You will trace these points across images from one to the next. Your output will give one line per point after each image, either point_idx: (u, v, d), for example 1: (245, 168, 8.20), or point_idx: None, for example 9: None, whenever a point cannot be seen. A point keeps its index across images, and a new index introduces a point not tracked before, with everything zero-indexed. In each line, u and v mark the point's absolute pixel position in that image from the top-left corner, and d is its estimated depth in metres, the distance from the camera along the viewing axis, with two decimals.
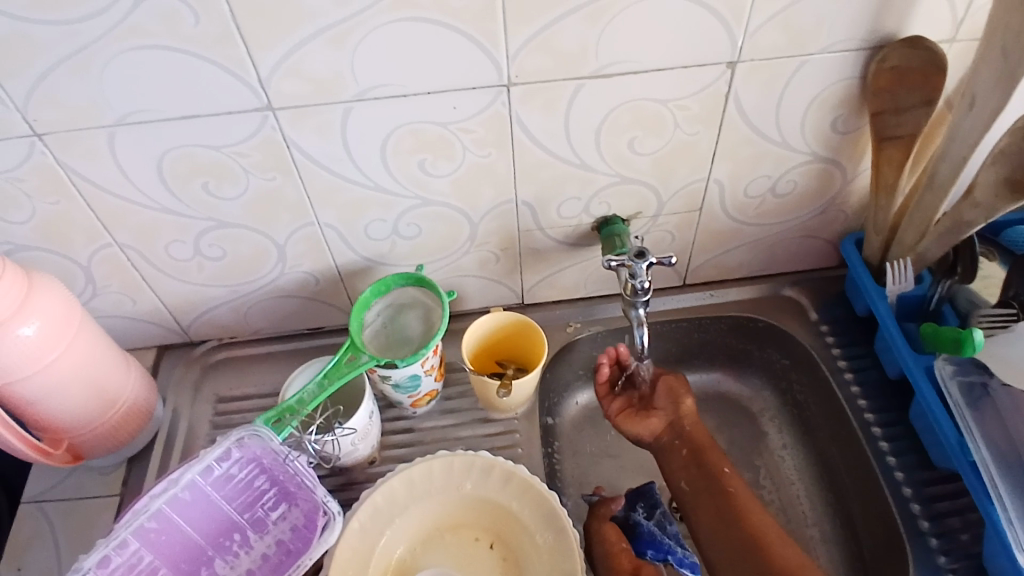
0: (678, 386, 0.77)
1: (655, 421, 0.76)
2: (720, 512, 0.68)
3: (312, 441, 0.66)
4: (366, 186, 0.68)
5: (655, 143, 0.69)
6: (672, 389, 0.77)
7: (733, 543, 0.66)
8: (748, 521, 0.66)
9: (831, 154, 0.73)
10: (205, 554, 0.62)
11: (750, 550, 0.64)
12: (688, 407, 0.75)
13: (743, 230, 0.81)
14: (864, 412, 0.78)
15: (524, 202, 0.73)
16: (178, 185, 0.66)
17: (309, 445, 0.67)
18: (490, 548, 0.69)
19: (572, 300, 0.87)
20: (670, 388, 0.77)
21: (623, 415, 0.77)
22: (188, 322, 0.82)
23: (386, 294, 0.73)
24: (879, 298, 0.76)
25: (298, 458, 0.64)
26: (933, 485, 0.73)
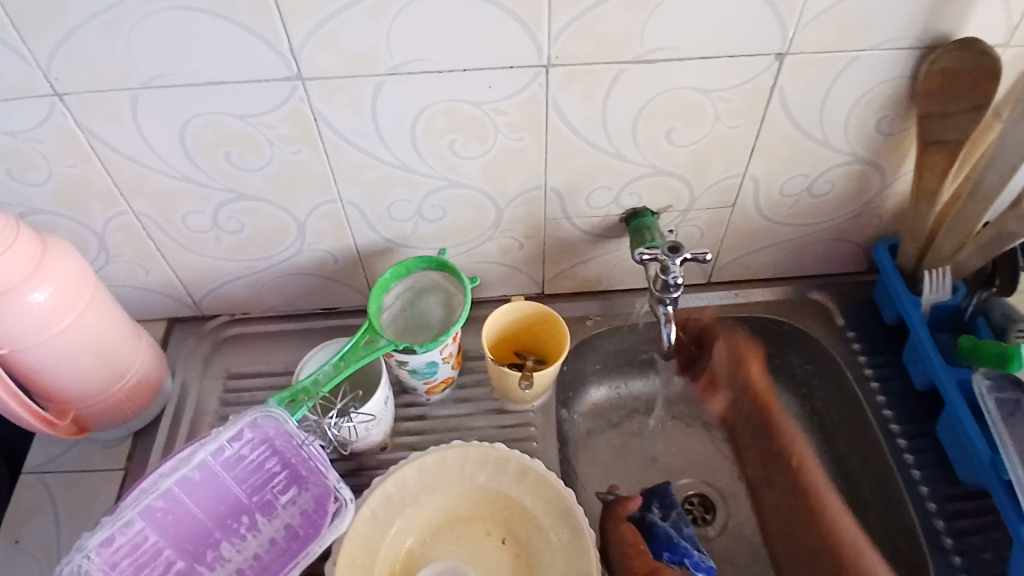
0: (749, 352, 0.84)
1: (720, 396, 0.87)
2: (772, 444, 0.81)
3: (331, 425, 0.65)
4: (393, 165, 0.66)
5: (692, 136, 0.67)
6: (740, 350, 0.84)
7: (797, 512, 0.77)
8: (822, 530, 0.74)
9: (872, 156, 0.71)
10: (211, 536, 0.60)
11: (798, 505, 0.78)
12: (755, 370, 0.84)
13: (774, 229, 0.78)
14: (890, 423, 0.76)
15: (554, 189, 0.70)
16: (200, 153, 0.64)
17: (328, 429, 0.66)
18: (502, 544, 0.67)
19: (593, 292, 0.85)
20: (741, 356, 0.84)
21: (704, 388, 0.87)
22: (201, 296, 0.80)
23: (406, 277, 0.71)
24: (912, 306, 0.75)
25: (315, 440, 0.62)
26: (957, 502, 0.71)
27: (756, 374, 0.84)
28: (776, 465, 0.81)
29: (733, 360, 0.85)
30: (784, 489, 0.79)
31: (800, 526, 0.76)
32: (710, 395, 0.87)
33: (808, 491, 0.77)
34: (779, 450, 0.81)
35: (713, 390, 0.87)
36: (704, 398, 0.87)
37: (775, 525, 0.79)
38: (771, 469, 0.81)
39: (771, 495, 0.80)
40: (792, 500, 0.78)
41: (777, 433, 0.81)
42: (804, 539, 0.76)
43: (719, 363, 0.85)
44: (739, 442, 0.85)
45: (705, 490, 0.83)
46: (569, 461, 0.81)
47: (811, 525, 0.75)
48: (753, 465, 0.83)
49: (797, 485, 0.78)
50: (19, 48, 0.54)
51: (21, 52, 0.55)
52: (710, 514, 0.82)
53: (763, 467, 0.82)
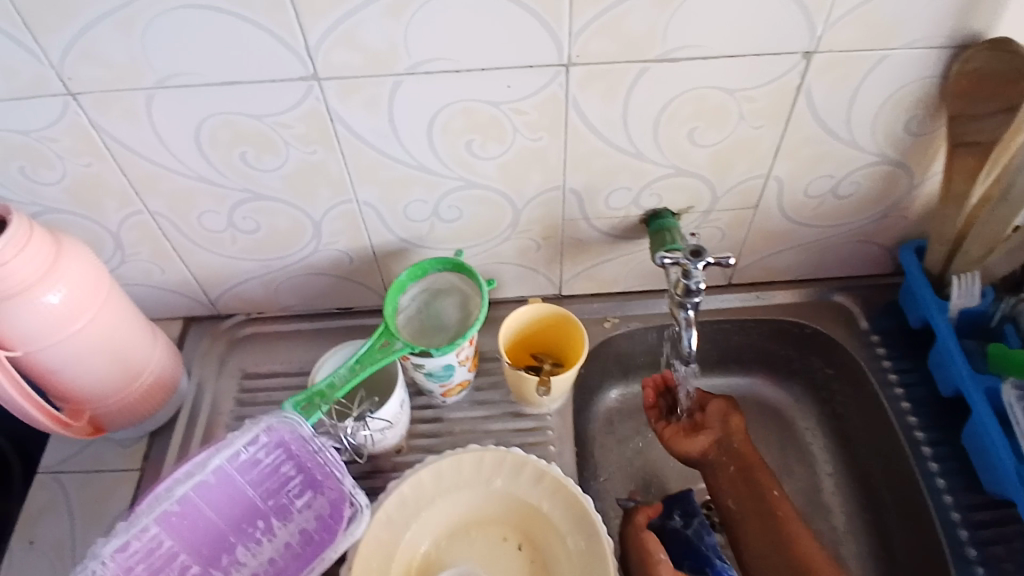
0: (731, 411, 0.75)
1: (702, 441, 0.74)
2: (752, 487, 0.72)
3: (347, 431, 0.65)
4: (410, 165, 0.65)
5: (715, 136, 0.65)
6: (723, 412, 0.75)
7: (774, 543, 0.69)
8: (799, 551, 0.67)
9: (899, 157, 0.69)
10: (226, 540, 0.59)
11: (773, 528, 0.69)
12: (734, 420, 0.75)
13: (797, 231, 0.77)
14: (914, 429, 0.75)
15: (572, 190, 0.69)
16: (215, 153, 0.63)
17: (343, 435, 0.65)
18: (519, 550, 0.66)
19: (611, 294, 0.83)
20: (728, 416, 0.75)
21: (675, 437, 0.75)
22: (216, 295, 0.79)
23: (422, 279, 0.70)
24: (938, 312, 0.73)
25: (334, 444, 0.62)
26: (981, 511, 0.69)
27: (739, 420, 0.75)
28: (756, 511, 0.71)
29: (719, 415, 0.75)
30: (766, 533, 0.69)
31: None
32: (690, 436, 0.74)
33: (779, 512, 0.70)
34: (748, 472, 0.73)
35: (693, 432, 0.75)
36: (681, 439, 0.74)
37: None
38: (756, 515, 0.71)
39: (749, 535, 0.70)
40: (777, 541, 0.69)
41: (760, 479, 0.72)
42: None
43: (695, 413, 0.76)
44: (713, 483, 0.74)
45: None
46: (585, 464, 0.80)
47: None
48: (737, 500, 0.72)
49: (765, 502, 0.71)
50: (33, 47, 0.54)
51: (35, 51, 0.54)
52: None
53: (744, 505, 0.72)
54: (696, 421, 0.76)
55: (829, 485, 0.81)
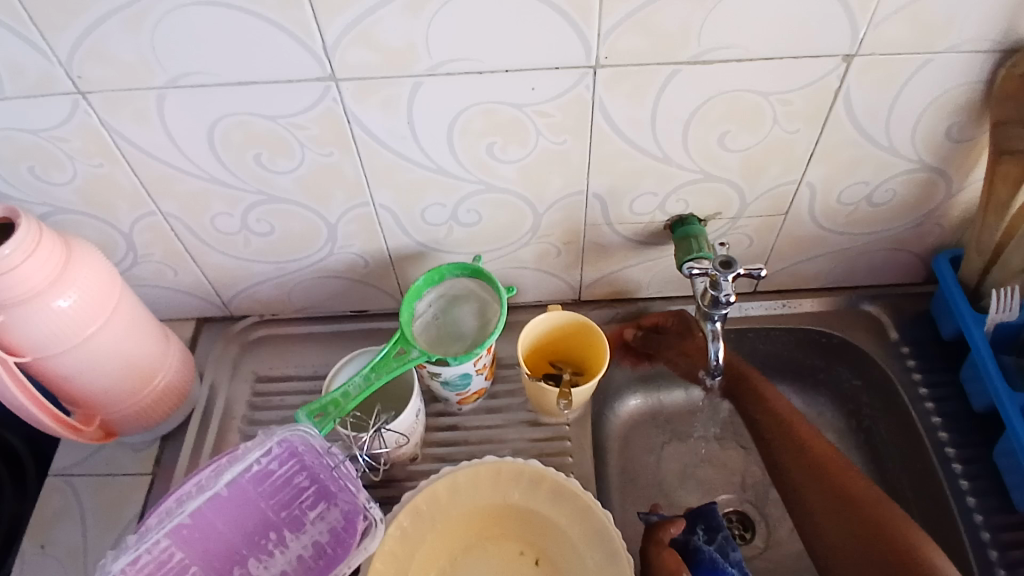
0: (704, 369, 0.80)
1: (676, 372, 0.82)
2: (794, 438, 0.71)
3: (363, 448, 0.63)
4: (428, 167, 0.63)
5: (748, 140, 0.63)
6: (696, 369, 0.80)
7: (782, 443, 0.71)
8: (806, 445, 0.70)
9: (938, 164, 0.66)
10: (238, 553, 0.58)
11: (780, 432, 0.72)
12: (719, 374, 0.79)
13: (827, 238, 0.74)
14: (945, 445, 0.72)
15: (596, 194, 0.67)
16: (229, 154, 0.61)
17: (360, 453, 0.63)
18: (535, 565, 0.64)
19: (632, 299, 0.81)
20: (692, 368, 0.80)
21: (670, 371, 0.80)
22: (230, 297, 0.78)
23: (439, 284, 0.68)
24: (974, 326, 0.70)
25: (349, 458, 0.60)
26: (1013, 533, 0.67)
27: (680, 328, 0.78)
28: (800, 459, 0.70)
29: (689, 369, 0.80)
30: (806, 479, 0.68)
31: (844, 518, 0.65)
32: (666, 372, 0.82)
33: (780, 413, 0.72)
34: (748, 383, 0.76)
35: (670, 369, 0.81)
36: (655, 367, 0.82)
37: (820, 524, 0.66)
38: (798, 462, 0.69)
39: (800, 480, 0.69)
40: (821, 485, 0.67)
41: (798, 428, 0.71)
42: (806, 484, 0.68)
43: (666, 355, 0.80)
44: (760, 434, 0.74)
45: (744, 509, 0.80)
46: (603, 473, 0.78)
47: (839, 497, 0.66)
48: (780, 451, 0.71)
49: (767, 403, 0.74)
50: (42, 47, 0.52)
51: (45, 50, 0.52)
52: (750, 533, 0.78)
53: (786, 459, 0.71)
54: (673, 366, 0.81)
55: None
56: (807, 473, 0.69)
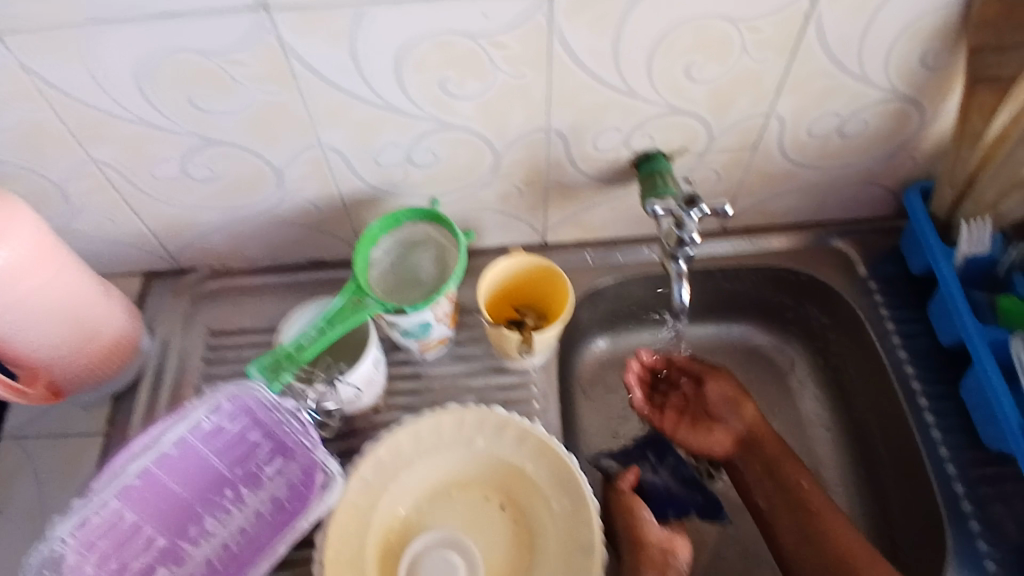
0: (739, 394, 0.72)
1: (725, 442, 0.71)
2: (779, 481, 0.67)
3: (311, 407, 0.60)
4: (377, 105, 0.58)
5: (715, 70, 0.59)
6: (731, 393, 0.72)
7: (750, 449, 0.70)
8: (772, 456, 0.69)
9: (912, 93, 0.63)
10: (194, 511, 0.57)
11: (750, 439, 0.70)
12: (750, 412, 0.71)
13: (798, 173, 0.72)
14: (911, 379, 0.71)
15: (557, 131, 0.63)
16: (160, 95, 0.56)
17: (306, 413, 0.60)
18: (501, 510, 0.64)
19: (599, 241, 0.79)
20: (727, 395, 0.72)
21: (682, 425, 0.73)
22: (177, 248, 0.74)
23: (396, 230, 0.65)
24: (943, 260, 0.68)
25: (302, 412, 0.59)
26: (979, 467, 0.66)
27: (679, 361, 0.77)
28: (785, 502, 0.66)
29: (719, 401, 0.73)
30: (786, 517, 0.65)
31: (825, 567, 0.61)
32: (707, 436, 0.72)
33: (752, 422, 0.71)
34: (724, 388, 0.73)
35: (713, 429, 0.72)
36: (699, 441, 0.72)
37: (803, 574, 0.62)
38: (785, 510, 0.66)
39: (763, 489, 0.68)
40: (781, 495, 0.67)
41: (787, 472, 0.67)
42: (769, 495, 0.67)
43: (681, 389, 0.75)
44: (745, 482, 0.70)
45: None
46: (572, 418, 0.77)
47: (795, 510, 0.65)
48: (767, 498, 0.67)
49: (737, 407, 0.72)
50: None
51: None
52: (716, 472, 0.76)
53: (772, 499, 0.67)
54: (709, 415, 0.73)
55: (821, 435, 0.79)
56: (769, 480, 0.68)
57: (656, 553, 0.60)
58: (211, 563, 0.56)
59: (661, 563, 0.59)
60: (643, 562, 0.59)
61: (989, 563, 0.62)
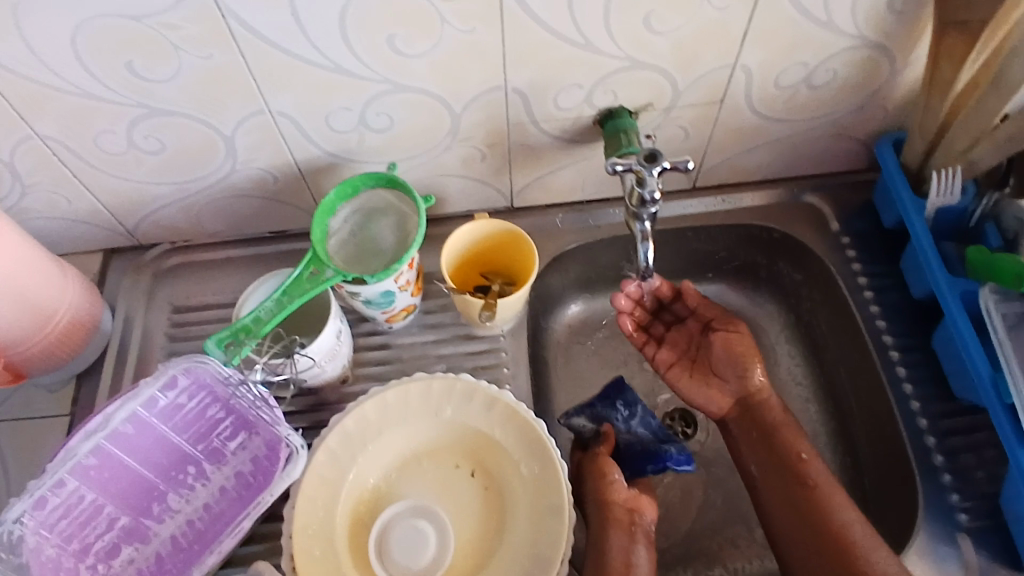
0: (749, 355, 0.69)
1: (723, 402, 0.71)
2: (776, 448, 0.66)
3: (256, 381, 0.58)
4: (325, 67, 0.56)
5: (677, 21, 0.57)
6: (741, 352, 0.70)
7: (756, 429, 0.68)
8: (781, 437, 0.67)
9: (882, 40, 0.61)
10: (156, 489, 0.57)
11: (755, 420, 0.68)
12: (756, 378, 0.69)
13: (767, 127, 0.70)
14: (883, 334, 0.71)
15: (515, 89, 0.61)
16: (97, 63, 0.54)
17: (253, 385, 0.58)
18: (471, 478, 0.63)
19: (567, 203, 0.77)
20: (733, 351, 0.70)
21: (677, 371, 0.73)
22: (134, 224, 0.72)
23: (353, 198, 0.63)
24: (914, 212, 0.67)
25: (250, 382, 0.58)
26: (950, 419, 0.66)
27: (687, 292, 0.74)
28: (779, 470, 0.65)
29: (723, 356, 0.70)
30: (791, 502, 0.64)
31: (813, 537, 0.61)
32: (707, 388, 0.71)
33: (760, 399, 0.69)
34: (730, 347, 0.70)
35: (713, 383, 0.71)
36: (699, 390, 0.72)
37: (786, 537, 0.63)
38: (775, 476, 0.66)
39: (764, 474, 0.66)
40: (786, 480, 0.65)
41: (785, 442, 0.66)
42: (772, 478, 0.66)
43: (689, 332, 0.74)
44: (736, 442, 0.70)
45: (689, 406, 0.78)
46: (545, 383, 0.76)
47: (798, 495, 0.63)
48: (759, 466, 0.67)
49: (744, 379, 0.69)
50: None
51: None
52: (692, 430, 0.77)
53: (765, 464, 0.67)
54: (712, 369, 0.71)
55: (796, 392, 0.79)
56: (772, 462, 0.66)
57: (623, 513, 0.60)
58: (176, 540, 0.56)
59: (628, 522, 0.60)
60: (610, 522, 0.60)
61: (960, 514, 0.62)
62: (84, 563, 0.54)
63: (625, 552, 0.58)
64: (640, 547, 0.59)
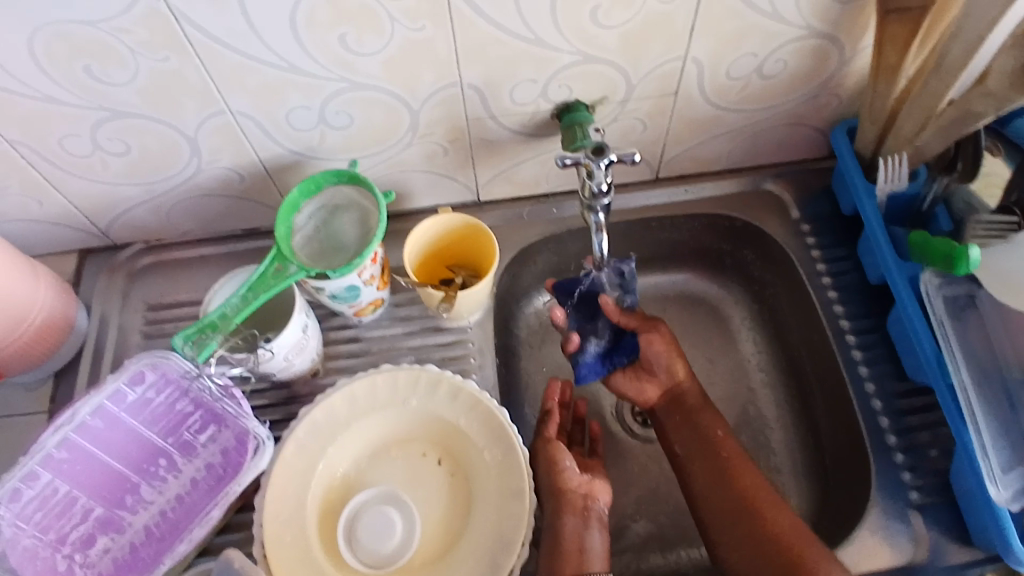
0: (673, 354, 0.70)
1: (651, 391, 0.71)
2: (697, 435, 0.67)
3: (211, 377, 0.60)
4: (280, 67, 0.58)
5: (622, 15, 0.58)
6: (666, 353, 0.70)
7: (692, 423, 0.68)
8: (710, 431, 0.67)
9: (829, 30, 0.62)
10: (129, 481, 0.59)
11: (686, 418, 0.68)
12: (680, 375, 0.70)
13: (723, 117, 0.71)
14: (840, 318, 0.73)
15: (471, 85, 0.62)
16: (55, 67, 0.55)
17: (207, 380, 0.60)
18: (439, 465, 0.65)
19: (533, 196, 0.79)
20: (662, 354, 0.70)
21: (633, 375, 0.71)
22: (106, 225, 0.74)
23: (317, 195, 0.65)
24: (867, 197, 0.69)
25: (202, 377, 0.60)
26: (904, 399, 0.68)
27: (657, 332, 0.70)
28: (702, 451, 0.66)
29: (654, 357, 0.70)
30: (720, 490, 0.63)
31: (744, 528, 0.60)
32: (639, 381, 0.71)
33: (688, 395, 0.70)
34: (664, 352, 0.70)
35: (645, 376, 0.71)
36: (630, 382, 0.71)
37: (720, 532, 0.62)
38: (700, 456, 0.66)
39: (697, 470, 0.66)
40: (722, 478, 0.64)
41: (704, 422, 0.67)
42: (705, 477, 0.65)
43: (648, 363, 0.71)
44: (664, 430, 0.70)
45: None
46: (514, 373, 0.78)
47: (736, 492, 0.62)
48: (684, 444, 0.68)
49: (672, 372, 0.70)
50: None
51: None
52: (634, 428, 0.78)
53: (700, 463, 0.66)
54: (642, 366, 0.71)
55: (762, 378, 0.81)
56: (705, 450, 0.66)
57: (577, 498, 0.62)
58: (150, 530, 0.58)
59: (582, 507, 0.61)
60: (563, 510, 0.61)
61: (912, 491, 0.64)
62: (61, 553, 0.56)
63: (578, 535, 0.60)
64: (593, 530, 0.60)
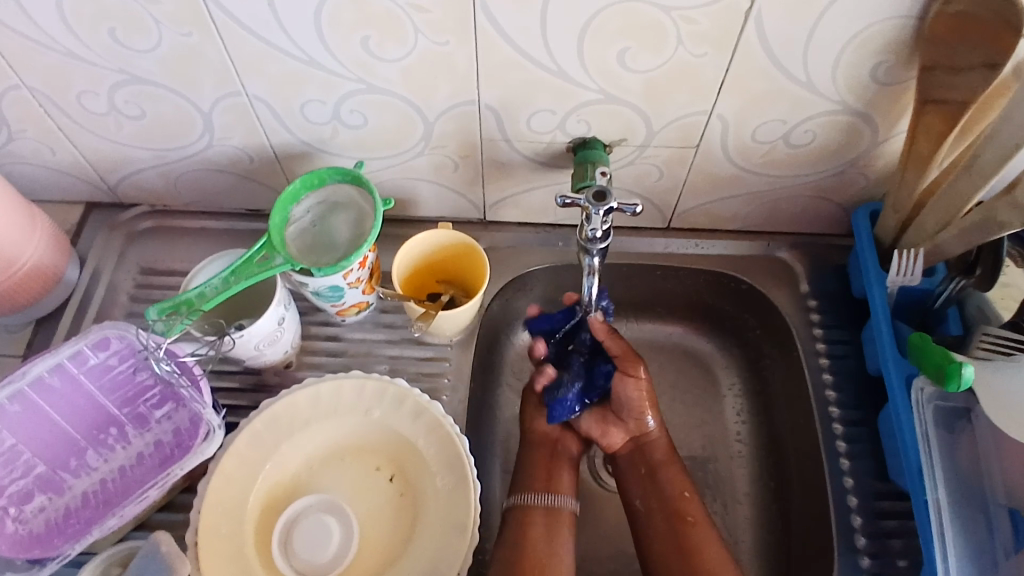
0: (647, 403, 0.66)
1: (616, 437, 0.68)
2: (661, 492, 0.65)
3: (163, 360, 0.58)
4: (299, 58, 0.57)
5: (651, 61, 0.56)
6: (638, 398, 0.66)
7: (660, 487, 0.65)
8: (678, 498, 0.64)
9: (863, 108, 0.60)
10: (77, 445, 0.59)
11: (653, 476, 0.66)
12: (652, 429, 0.67)
13: (743, 177, 0.69)
14: (830, 404, 0.70)
15: (487, 106, 0.61)
16: (80, 25, 0.56)
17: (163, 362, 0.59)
18: (389, 481, 0.64)
19: (538, 223, 0.77)
20: (634, 402, 0.66)
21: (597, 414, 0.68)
22: (115, 182, 0.74)
23: (319, 189, 0.64)
24: (876, 285, 0.66)
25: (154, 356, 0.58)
26: (883, 500, 0.65)
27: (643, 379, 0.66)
28: (662, 508, 0.64)
29: (625, 403, 0.66)
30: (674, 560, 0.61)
31: None
32: (605, 425, 0.68)
33: (660, 450, 0.67)
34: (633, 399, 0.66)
35: (611, 421, 0.68)
36: (594, 425, 0.68)
37: None
38: (662, 512, 0.64)
39: (661, 528, 0.63)
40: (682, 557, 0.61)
41: (667, 478, 0.65)
42: (659, 541, 0.63)
43: (617, 406, 0.67)
44: (623, 480, 0.68)
45: None
46: (491, 398, 0.77)
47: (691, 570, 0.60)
48: (643, 499, 0.66)
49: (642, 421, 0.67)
50: None
51: None
52: (603, 476, 0.75)
53: (664, 526, 0.63)
54: (612, 409, 0.67)
55: (742, 449, 0.78)
56: (668, 519, 0.63)
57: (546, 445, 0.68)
58: (87, 496, 0.58)
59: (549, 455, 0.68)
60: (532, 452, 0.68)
61: None
62: None
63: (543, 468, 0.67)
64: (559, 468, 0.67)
